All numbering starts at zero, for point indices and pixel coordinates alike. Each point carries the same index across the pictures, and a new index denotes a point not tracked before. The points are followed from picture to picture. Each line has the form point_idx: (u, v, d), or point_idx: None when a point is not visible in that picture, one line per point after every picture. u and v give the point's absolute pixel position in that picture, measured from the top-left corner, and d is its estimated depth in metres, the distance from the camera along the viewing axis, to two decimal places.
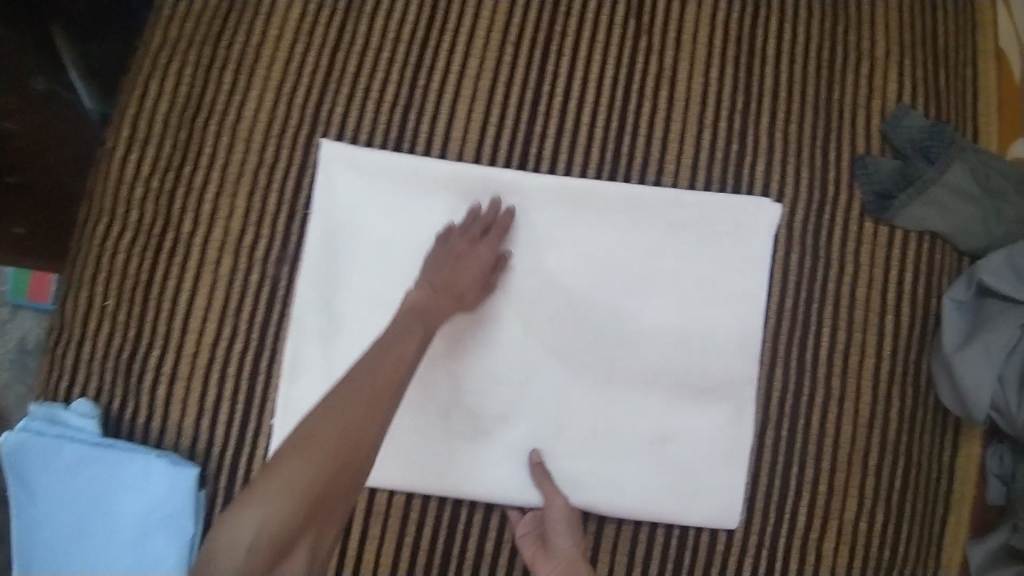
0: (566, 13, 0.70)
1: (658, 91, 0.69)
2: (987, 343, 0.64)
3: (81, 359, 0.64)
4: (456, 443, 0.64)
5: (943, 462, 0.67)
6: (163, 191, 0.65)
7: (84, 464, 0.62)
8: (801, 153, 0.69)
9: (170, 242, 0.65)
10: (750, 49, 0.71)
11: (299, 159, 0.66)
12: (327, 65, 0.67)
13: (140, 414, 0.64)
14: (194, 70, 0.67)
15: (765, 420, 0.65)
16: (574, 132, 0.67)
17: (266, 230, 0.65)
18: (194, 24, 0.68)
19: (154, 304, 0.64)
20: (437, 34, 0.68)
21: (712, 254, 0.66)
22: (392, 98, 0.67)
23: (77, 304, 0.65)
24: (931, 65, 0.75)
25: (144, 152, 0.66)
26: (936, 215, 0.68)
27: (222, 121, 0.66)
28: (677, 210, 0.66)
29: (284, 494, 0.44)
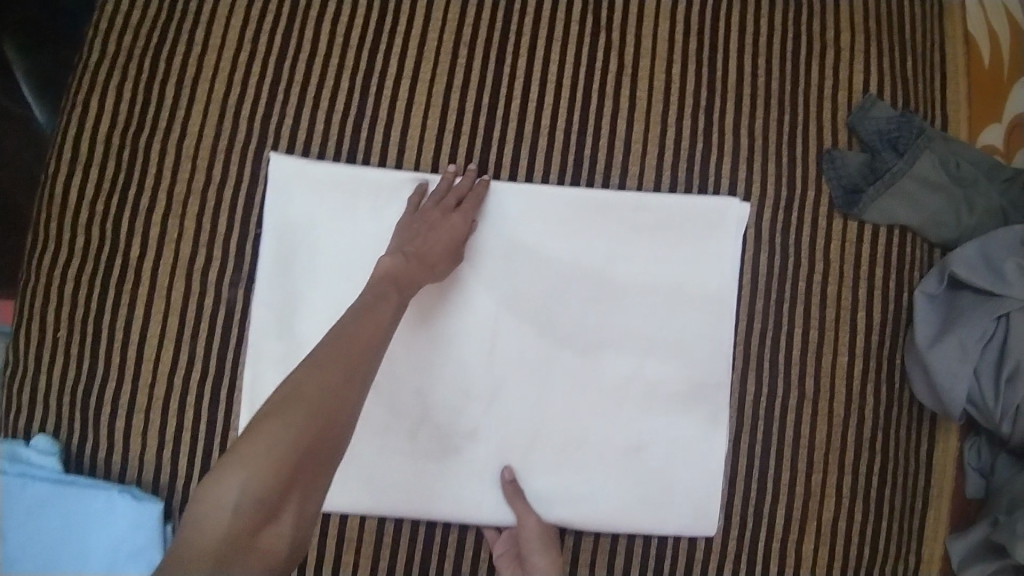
0: (520, 12, 0.68)
1: (618, 90, 0.67)
2: (961, 337, 0.62)
3: (36, 392, 0.63)
4: (428, 459, 0.63)
5: (921, 458, 0.67)
6: (110, 215, 0.64)
7: (44, 503, 0.60)
8: (766, 149, 0.68)
9: (121, 268, 0.63)
10: (709, 42, 0.69)
11: (250, 176, 0.64)
12: (273, 75, 0.65)
13: (100, 447, 0.62)
14: (136, 87, 0.65)
15: (739, 423, 0.65)
16: (534, 136, 0.66)
17: (220, 251, 0.63)
18: (132, 38, 0.66)
19: (107, 332, 0.63)
20: (387, 39, 0.67)
21: (680, 258, 0.65)
22: (342, 108, 0.65)
23: (29, 336, 0.63)
24: (897, 52, 0.73)
25: (89, 175, 0.64)
26: (906, 208, 0.67)
27: (166, 139, 0.64)
28: (640, 215, 0.65)
29: (270, 451, 0.40)
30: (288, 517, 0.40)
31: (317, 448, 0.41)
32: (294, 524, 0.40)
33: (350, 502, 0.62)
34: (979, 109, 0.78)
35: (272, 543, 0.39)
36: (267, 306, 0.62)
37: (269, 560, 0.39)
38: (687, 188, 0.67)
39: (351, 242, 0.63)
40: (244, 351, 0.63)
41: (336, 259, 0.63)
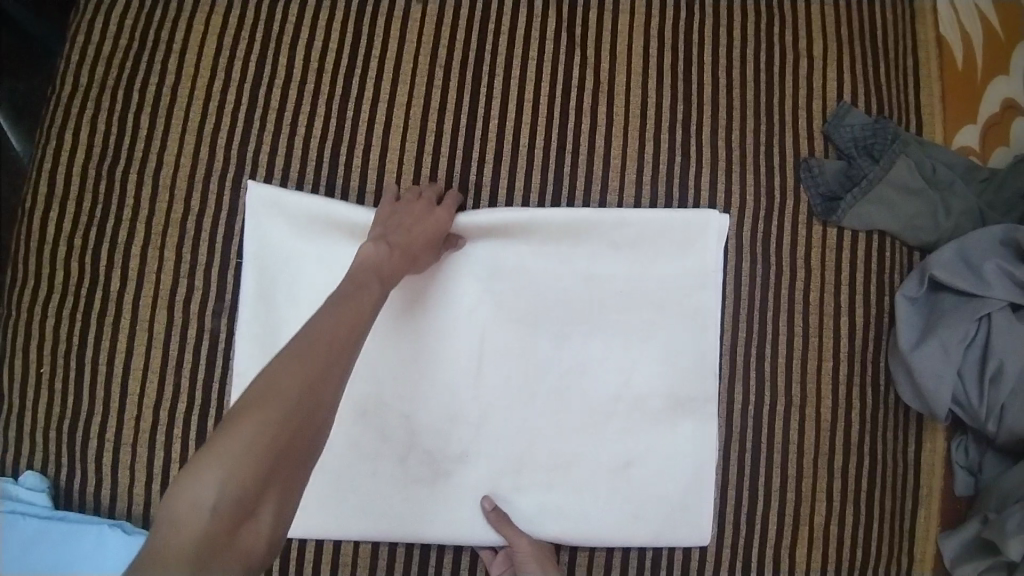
0: (494, 31, 0.69)
1: (595, 105, 0.68)
2: (943, 340, 0.63)
3: (22, 429, 0.63)
4: (417, 484, 0.63)
5: (909, 459, 0.67)
6: (89, 248, 0.64)
7: (27, 542, 0.59)
8: (743, 159, 0.69)
9: (102, 300, 0.63)
10: (681, 55, 0.70)
11: (230, 203, 0.65)
12: (250, 102, 0.66)
13: (88, 481, 0.62)
14: (110, 118, 0.65)
15: (728, 432, 0.65)
16: (513, 155, 0.67)
17: (203, 281, 0.64)
18: (104, 69, 0.66)
19: (90, 366, 0.63)
20: (362, 63, 0.67)
21: (660, 275, 0.65)
22: (321, 134, 0.66)
23: (12, 373, 0.63)
24: (869, 59, 0.75)
25: (67, 208, 0.64)
26: (883, 214, 0.68)
27: (144, 169, 0.65)
28: (620, 231, 0.65)
29: (251, 451, 0.40)
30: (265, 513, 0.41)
31: (294, 444, 0.42)
32: (272, 520, 0.41)
33: (343, 529, 0.63)
34: (953, 112, 0.79)
35: (251, 542, 0.40)
36: (252, 335, 0.63)
37: (248, 559, 0.40)
38: (666, 201, 0.67)
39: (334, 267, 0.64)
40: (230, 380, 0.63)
41: (320, 285, 0.63)
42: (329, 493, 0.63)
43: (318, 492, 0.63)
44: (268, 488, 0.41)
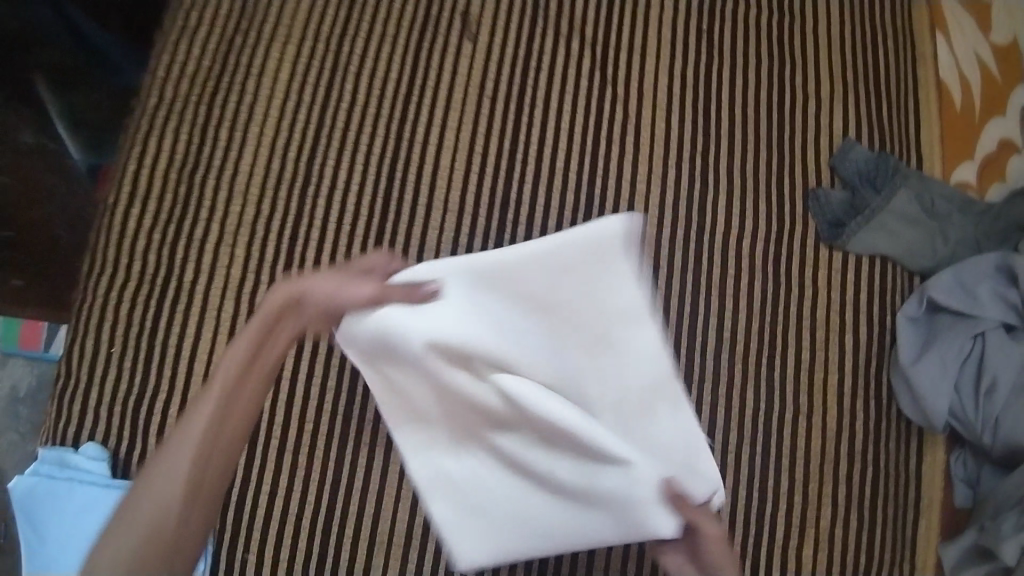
0: (537, 67, 0.77)
1: (627, 134, 0.76)
2: (940, 354, 0.69)
3: (87, 404, 0.67)
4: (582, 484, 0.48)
5: (910, 470, 0.72)
6: (164, 243, 0.70)
7: (93, 507, 0.64)
8: (758, 187, 0.76)
9: (172, 289, 0.69)
10: (704, 91, 0.79)
11: (294, 209, 0.71)
12: (317, 121, 0.74)
13: (148, 455, 0.67)
14: (190, 127, 0.73)
15: (741, 437, 0.70)
16: (549, 176, 0.74)
17: (265, 278, 0.70)
18: (188, 84, 0.74)
19: (157, 348, 0.68)
20: (419, 90, 0.75)
21: (627, 293, 0.46)
22: (379, 153, 0.73)
23: (83, 352, 0.68)
24: (872, 103, 0.83)
25: (145, 206, 0.71)
26: (884, 240, 0.75)
27: (218, 175, 0.72)
28: (555, 258, 0.47)
29: (137, 540, 0.42)
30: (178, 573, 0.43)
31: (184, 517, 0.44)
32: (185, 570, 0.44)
33: (377, 518, 0.66)
34: (951, 150, 0.86)
35: None
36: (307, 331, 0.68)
37: None
38: (689, 222, 0.74)
39: None
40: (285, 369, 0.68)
41: None
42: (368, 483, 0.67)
43: (356, 481, 0.67)
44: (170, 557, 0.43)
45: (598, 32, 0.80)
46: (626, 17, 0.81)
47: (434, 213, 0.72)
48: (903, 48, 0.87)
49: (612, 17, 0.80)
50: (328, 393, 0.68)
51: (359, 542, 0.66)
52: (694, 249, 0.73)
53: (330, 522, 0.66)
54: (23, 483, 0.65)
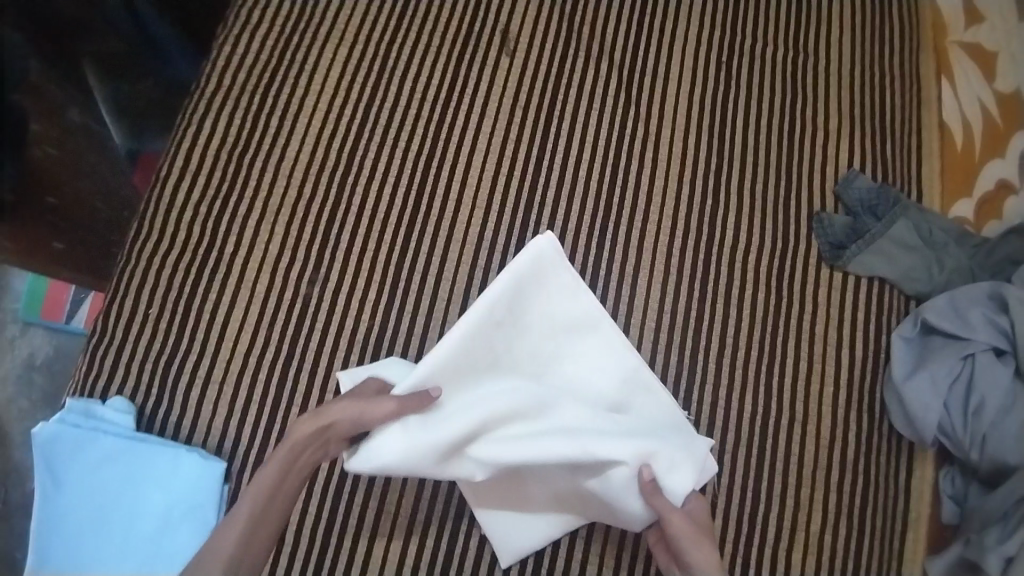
0: (566, 85, 0.85)
1: (644, 150, 0.83)
2: (933, 373, 0.72)
3: (120, 359, 0.70)
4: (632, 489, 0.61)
5: (899, 485, 0.75)
6: (209, 216, 0.75)
7: (117, 456, 0.67)
8: (763, 208, 0.82)
9: (213, 259, 0.74)
10: (716, 116, 0.86)
11: (332, 194, 0.77)
12: (361, 117, 0.80)
13: (173, 412, 0.70)
14: (244, 113, 0.79)
15: (738, 439, 0.73)
16: (571, 184, 0.80)
17: (300, 253, 0.75)
18: (245, 74, 0.81)
19: (194, 312, 0.72)
20: (457, 97, 0.83)
21: (556, 296, 0.65)
22: (416, 152, 0.80)
23: (121, 311, 0.72)
24: (877, 140, 0.89)
25: (195, 181, 0.76)
26: (882, 264, 0.79)
27: (266, 159, 0.78)
28: (494, 306, 0.62)
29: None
30: None
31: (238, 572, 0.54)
32: None
33: (386, 492, 0.69)
34: (949, 187, 0.91)
35: None
36: (336, 308, 0.73)
37: None
38: (697, 232, 0.80)
39: (413, 262, 0.75)
40: (312, 342, 0.72)
41: (398, 275, 0.74)
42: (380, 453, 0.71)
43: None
44: None
45: (622, 58, 0.87)
46: (649, 44, 0.89)
47: (462, 209, 0.78)
48: (907, 91, 0.93)
49: (636, 43, 0.88)
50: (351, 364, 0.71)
51: (368, 513, 0.69)
52: (702, 258, 0.78)
53: (340, 490, 0.69)
54: (44, 430, 0.66)
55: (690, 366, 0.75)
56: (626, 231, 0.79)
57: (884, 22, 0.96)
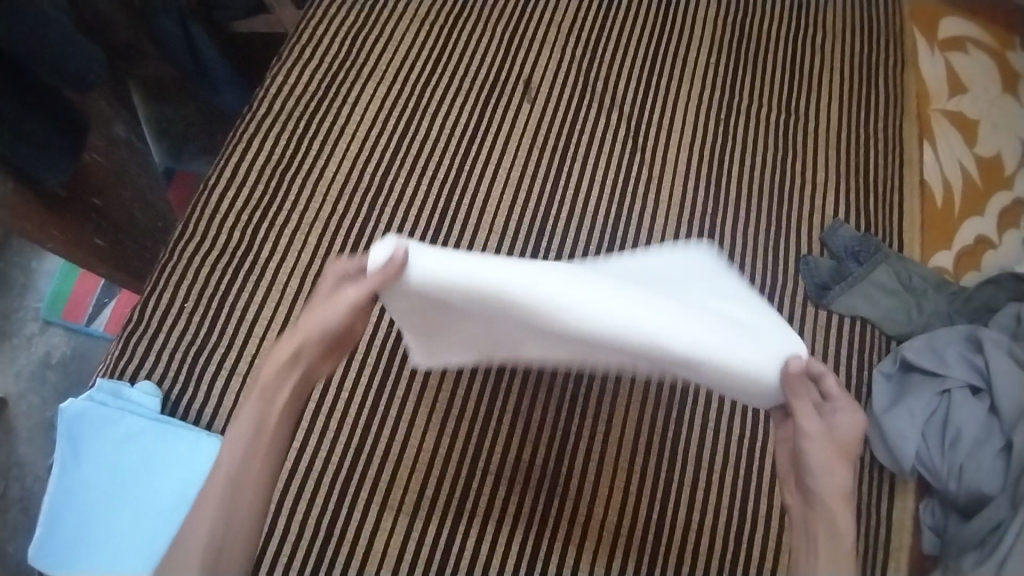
0: (580, 130, 0.94)
1: (646, 190, 0.91)
2: (911, 406, 0.77)
3: (152, 346, 0.77)
4: (758, 332, 0.56)
5: (880, 513, 0.79)
6: (249, 224, 0.83)
7: (140, 436, 0.72)
8: (753, 246, 0.89)
9: (249, 261, 0.82)
10: (714, 161, 0.95)
11: (363, 214, 0.86)
12: (394, 148, 0.90)
13: (197, 398, 0.76)
14: (289, 137, 0.88)
15: (725, 458, 0.78)
16: (579, 218, 0.88)
17: (329, 264, 0.82)
18: (294, 103, 0.91)
19: (227, 308, 0.79)
20: (482, 134, 0.92)
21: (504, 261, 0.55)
22: (440, 180, 0.88)
23: (158, 302, 0.78)
24: (861, 188, 0.97)
25: (239, 192, 0.85)
26: (864, 305, 0.86)
27: (306, 180, 0.86)
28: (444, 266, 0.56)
29: (190, 543, 0.53)
30: (235, 560, 0.54)
31: (230, 516, 0.54)
32: (238, 557, 0.55)
33: (390, 487, 0.75)
34: (932, 238, 0.96)
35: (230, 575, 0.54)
36: None
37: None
38: None
39: None
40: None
41: None
42: (387, 451, 0.76)
43: (379, 445, 0.77)
44: (221, 549, 0.53)
45: (633, 109, 0.97)
46: (656, 97, 0.98)
47: (479, 236, 0.86)
48: (890, 150, 1.01)
49: (644, 96, 0.98)
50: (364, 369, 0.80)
51: (369, 509, 0.74)
52: None
53: (349, 489, 0.74)
54: (73, 407, 0.72)
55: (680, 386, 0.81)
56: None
57: (871, 87, 1.05)
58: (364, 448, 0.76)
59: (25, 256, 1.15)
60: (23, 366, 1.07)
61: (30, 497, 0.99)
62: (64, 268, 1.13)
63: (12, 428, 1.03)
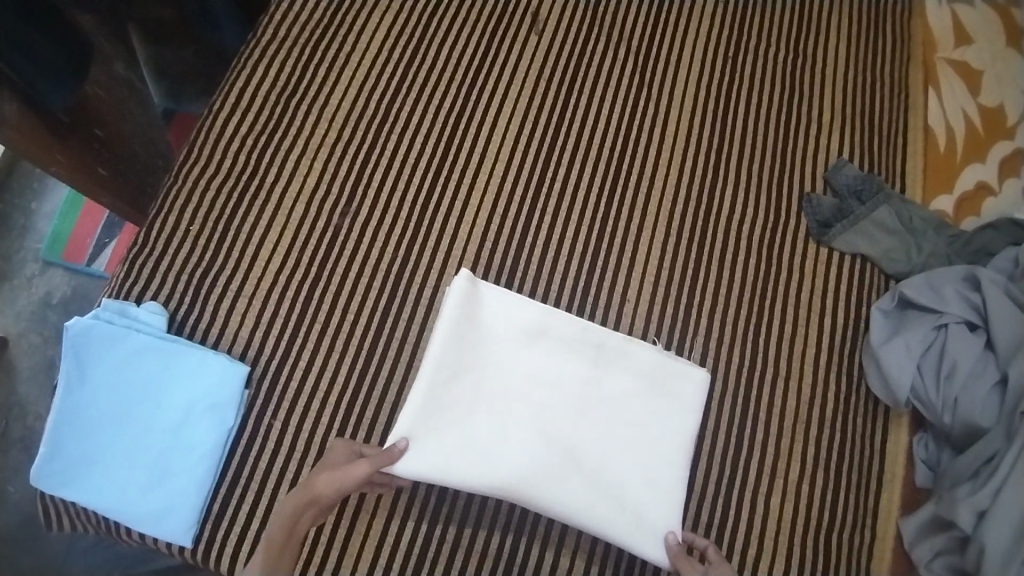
0: (587, 63, 0.93)
1: (652, 124, 0.90)
2: (908, 340, 0.77)
3: (158, 269, 0.76)
4: (644, 521, 0.68)
5: (874, 442, 0.81)
6: (254, 150, 0.82)
7: (146, 354, 0.72)
8: (759, 182, 0.89)
9: (255, 186, 0.80)
10: (721, 98, 0.94)
11: (368, 140, 0.84)
12: (402, 76, 0.88)
13: (202, 319, 0.76)
14: (295, 63, 0.86)
15: (724, 387, 0.79)
16: (585, 151, 0.87)
17: (334, 189, 0.81)
18: (299, 28, 0.88)
19: (231, 232, 0.78)
20: (490, 64, 0.90)
21: (472, 451, 0.67)
22: (446, 109, 0.87)
23: (165, 225, 0.78)
24: (866, 130, 0.96)
25: (245, 119, 0.83)
26: (865, 244, 0.86)
27: (311, 107, 0.85)
28: (427, 449, 0.66)
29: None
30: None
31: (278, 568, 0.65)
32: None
33: (396, 409, 0.74)
34: (934, 180, 0.95)
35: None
36: (361, 241, 0.80)
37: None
38: (697, 202, 0.87)
39: (435, 214, 0.82)
40: (338, 275, 0.78)
41: (420, 221, 0.81)
42: (393, 373, 0.75)
43: (384, 368, 0.75)
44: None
45: (641, 43, 0.95)
46: (664, 31, 0.97)
47: (485, 162, 0.85)
48: (896, 95, 1.00)
49: (653, 32, 0.96)
50: (370, 291, 0.78)
51: (375, 430, 0.73)
52: (698, 224, 0.86)
53: (353, 407, 0.74)
54: (79, 324, 0.71)
55: (682, 319, 0.81)
56: (633, 196, 0.86)
57: (880, 30, 1.04)
58: (368, 372, 0.75)
59: (25, 196, 1.12)
60: (18, 303, 1.06)
61: (32, 435, 0.99)
62: (65, 208, 1.11)
63: (15, 366, 1.02)
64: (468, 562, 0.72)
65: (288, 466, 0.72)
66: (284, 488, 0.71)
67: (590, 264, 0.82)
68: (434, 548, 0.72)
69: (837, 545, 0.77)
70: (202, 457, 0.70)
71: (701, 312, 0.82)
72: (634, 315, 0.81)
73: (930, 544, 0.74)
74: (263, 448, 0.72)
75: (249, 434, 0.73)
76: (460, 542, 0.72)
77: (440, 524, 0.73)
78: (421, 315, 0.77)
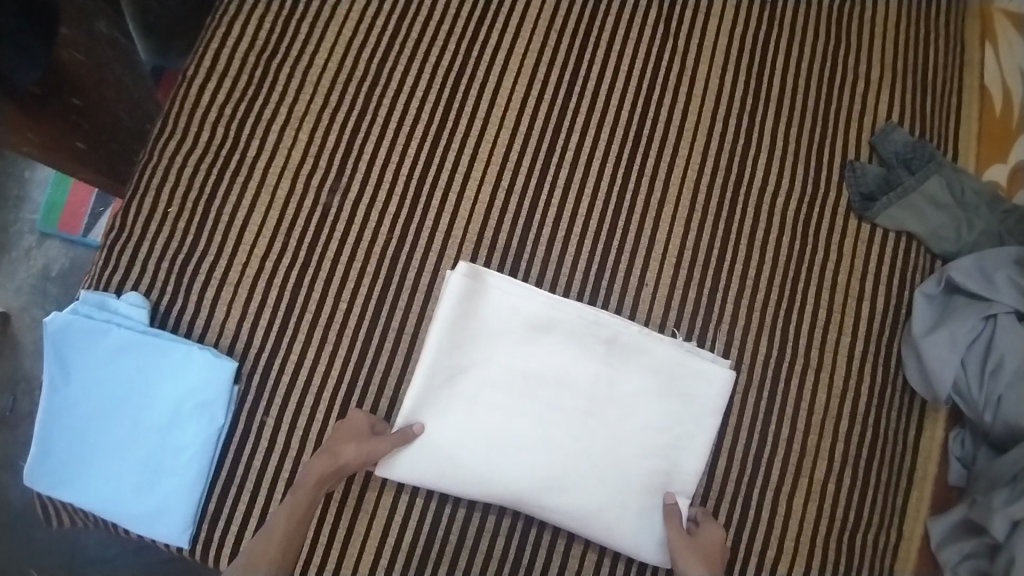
0: (604, 12, 0.81)
1: (677, 85, 0.80)
2: (953, 331, 0.70)
3: (139, 256, 0.70)
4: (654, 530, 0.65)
5: (909, 439, 0.75)
6: (233, 118, 0.73)
7: (128, 349, 0.66)
8: (798, 153, 0.80)
9: (236, 159, 0.72)
10: (758, 58, 0.83)
11: (359, 105, 0.75)
12: (394, 31, 0.77)
13: (185, 308, 0.69)
14: (275, 17, 0.76)
15: (748, 383, 0.73)
16: (601, 116, 0.78)
17: (321, 164, 0.73)
18: None
19: (213, 214, 0.71)
20: (494, 16, 0.79)
21: (470, 457, 0.63)
22: (445, 65, 0.77)
23: (144, 207, 0.71)
24: (919, 90, 0.86)
25: (222, 84, 0.74)
26: (911, 218, 0.77)
27: (294, 68, 0.75)
28: (423, 454, 0.63)
29: (267, 556, 0.57)
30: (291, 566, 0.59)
31: (291, 544, 0.59)
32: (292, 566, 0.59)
33: (394, 403, 0.69)
34: (990, 147, 0.85)
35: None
36: (354, 218, 0.71)
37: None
38: (726, 176, 0.78)
39: (433, 188, 0.73)
40: (329, 257, 0.70)
41: (420, 194, 0.73)
42: (391, 364, 0.69)
43: (380, 360, 0.69)
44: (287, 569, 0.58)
45: None
46: None
47: (489, 128, 0.76)
48: (952, 49, 0.89)
49: None
50: (364, 278, 0.70)
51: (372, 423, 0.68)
52: (727, 201, 0.77)
53: (349, 405, 0.68)
54: (56, 320, 0.66)
55: (705, 307, 0.74)
56: (654, 169, 0.77)
57: None
58: (364, 364, 0.69)
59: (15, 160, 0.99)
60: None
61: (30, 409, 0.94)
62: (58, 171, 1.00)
63: None
64: (471, 566, 0.66)
65: (282, 465, 0.67)
66: (281, 486, 0.67)
67: (606, 244, 0.74)
68: (435, 549, 0.66)
69: (866, 554, 0.72)
70: (191, 459, 0.65)
71: (728, 300, 0.74)
72: (652, 302, 0.74)
73: (959, 547, 0.68)
74: (253, 444, 0.67)
75: (240, 432, 0.67)
76: (462, 548, 0.66)
77: (442, 527, 0.67)
78: (420, 301, 0.70)
